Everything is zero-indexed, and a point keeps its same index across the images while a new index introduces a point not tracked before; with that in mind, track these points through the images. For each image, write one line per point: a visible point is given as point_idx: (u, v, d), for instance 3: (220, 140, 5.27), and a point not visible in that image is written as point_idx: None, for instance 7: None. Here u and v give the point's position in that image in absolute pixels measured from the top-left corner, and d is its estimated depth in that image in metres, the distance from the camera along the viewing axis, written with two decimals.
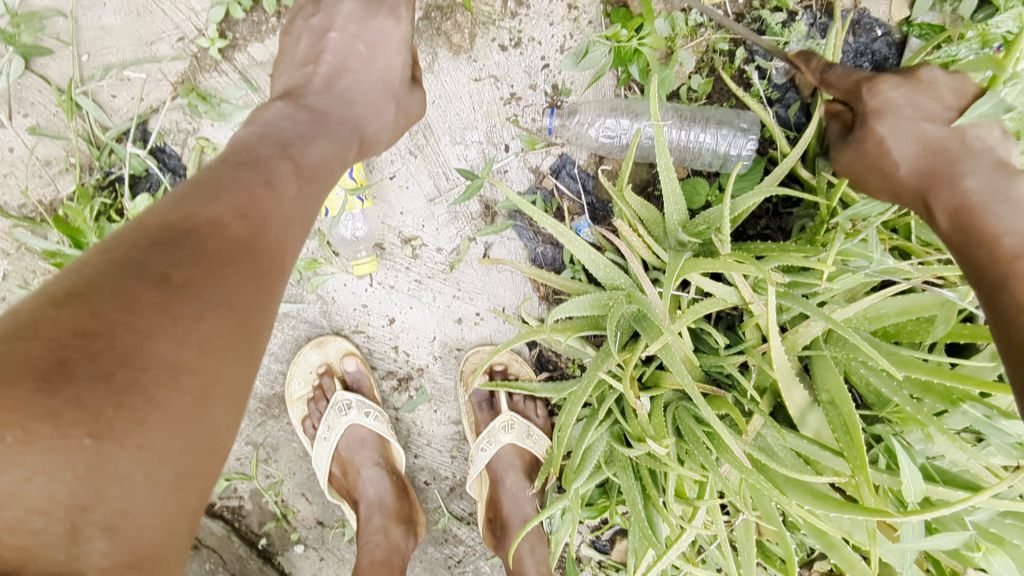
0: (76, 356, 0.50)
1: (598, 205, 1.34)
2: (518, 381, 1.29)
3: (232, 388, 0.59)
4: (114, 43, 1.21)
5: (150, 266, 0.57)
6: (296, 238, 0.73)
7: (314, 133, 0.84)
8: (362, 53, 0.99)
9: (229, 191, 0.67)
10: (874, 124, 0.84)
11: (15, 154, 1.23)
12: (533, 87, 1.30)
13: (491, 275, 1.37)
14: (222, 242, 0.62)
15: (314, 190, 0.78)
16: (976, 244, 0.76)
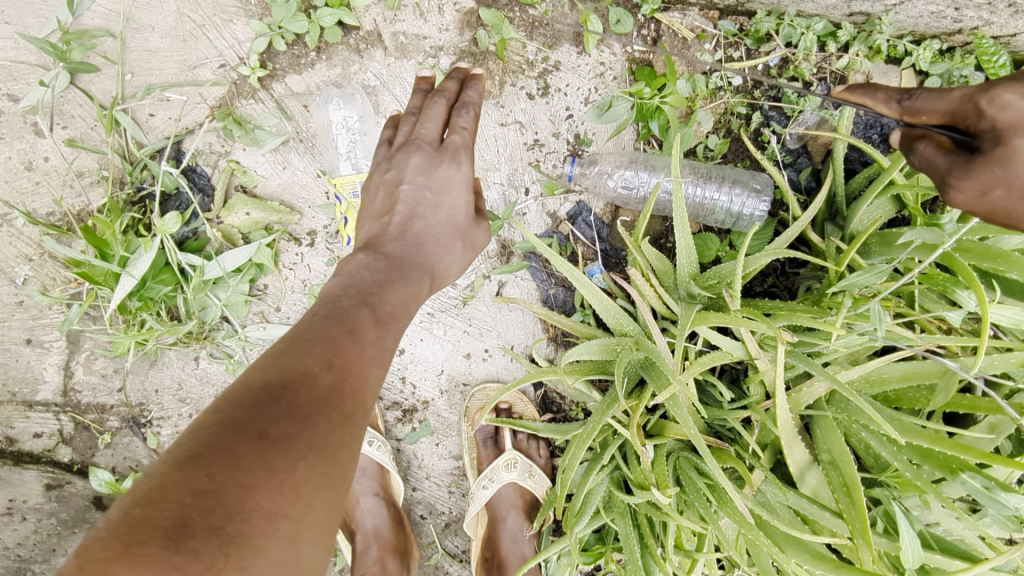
0: (196, 515, 0.55)
1: (611, 253, 1.38)
2: (522, 420, 1.31)
3: (323, 532, 0.62)
4: (158, 65, 1.26)
5: (252, 424, 0.63)
6: (376, 377, 0.79)
7: (389, 279, 0.93)
8: (431, 198, 1.06)
9: (318, 344, 0.75)
10: (1013, 141, 0.69)
11: (49, 164, 1.26)
12: (556, 135, 1.35)
13: (503, 314, 1.39)
14: (313, 393, 0.69)
15: (389, 333, 0.86)
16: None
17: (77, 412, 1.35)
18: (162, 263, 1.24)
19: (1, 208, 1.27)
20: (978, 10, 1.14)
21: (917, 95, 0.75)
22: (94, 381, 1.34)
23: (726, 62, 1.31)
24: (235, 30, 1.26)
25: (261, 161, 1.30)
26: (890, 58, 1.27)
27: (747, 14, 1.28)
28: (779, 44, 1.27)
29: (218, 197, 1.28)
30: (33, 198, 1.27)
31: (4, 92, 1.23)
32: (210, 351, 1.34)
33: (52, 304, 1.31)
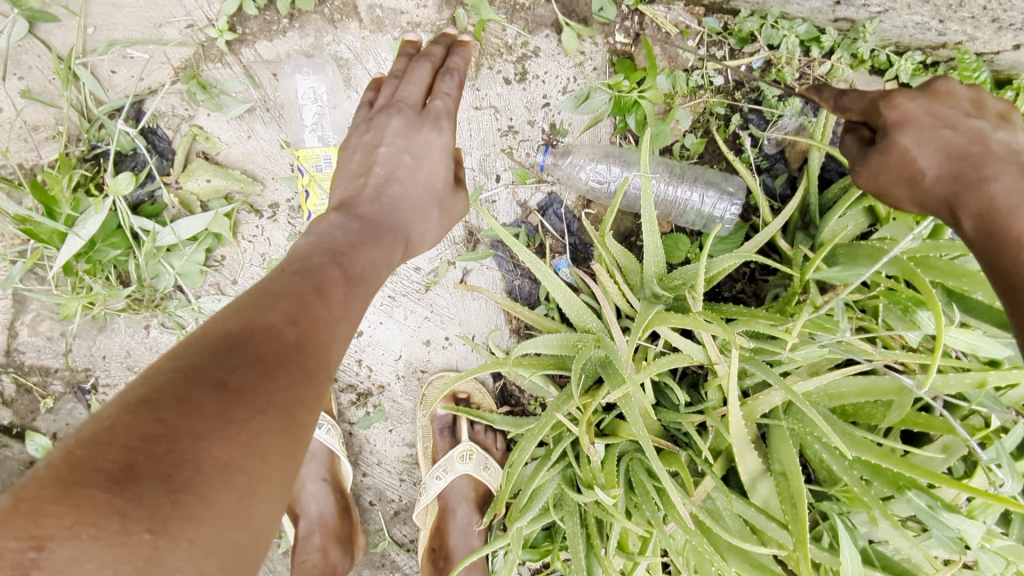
0: (142, 459, 0.51)
1: (580, 247, 1.35)
2: (477, 410, 1.29)
3: (279, 486, 0.59)
4: (122, 21, 1.21)
5: (209, 372, 0.60)
6: (341, 338, 0.76)
7: (361, 243, 0.91)
8: (410, 162, 1.04)
9: (284, 297, 0.72)
10: (898, 136, 0.82)
11: (2, 115, 1.22)
12: (531, 123, 1.32)
13: (466, 302, 1.37)
14: (274, 346, 0.66)
15: (358, 295, 0.83)
16: (1004, 249, 0.74)
17: (20, 373, 1.31)
18: (113, 225, 1.20)
19: None
20: (963, 24, 1.12)
21: (847, 96, 0.88)
22: (39, 343, 1.30)
23: (707, 60, 1.28)
24: None
25: (225, 128, 1.27)
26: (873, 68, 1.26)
27: (732, 13, 1.25)
28: (762, 45, 1.25)
29: (178, 162, 1.24)
30: None
31: None
32: (161, 320, 1.30)
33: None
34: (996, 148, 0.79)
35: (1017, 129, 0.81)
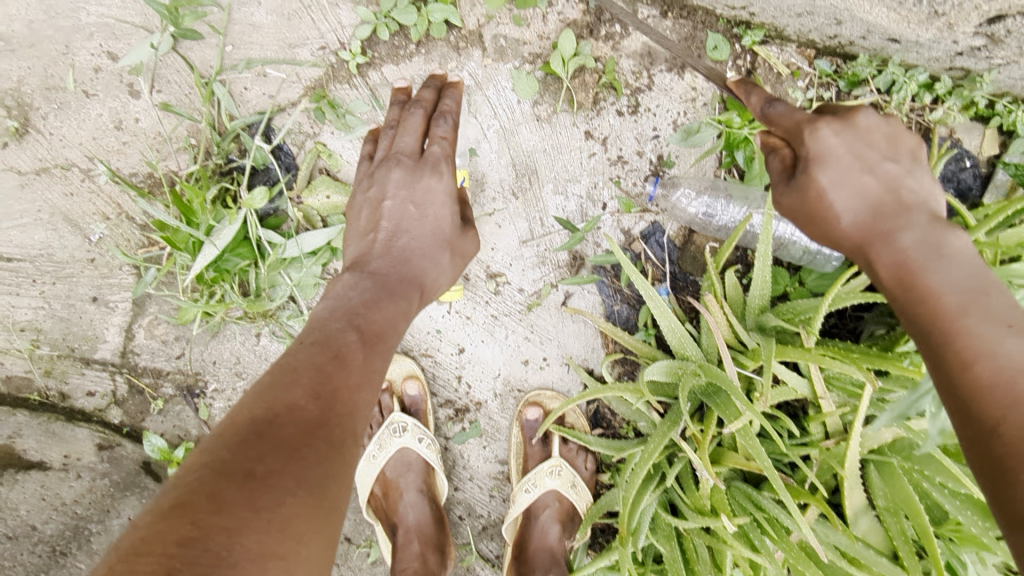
0: (177, 566, 0.52)
1: (679, 276, 1.38)
2: (575, 431, 1.32)
3: (315, 563, 0.61)
4: (259, 41, 1.25)
5: (238, 464, 0.62)
6: (365, 401, 0.78)
7: (374, 299, 0.91)
8: (414, 213, 1.04)
9: (304, 371, 0.74)
10: (816, 173, 0.86)
11: (140, 125, 1.26)
12: (640, 153, 1.34)
13: (566, 324, 1.40)
14: (300, 426, 0.68)
15: (376, 354, 0.85)
16: (921, 301, 0.78)
17: (133, 374, 1.35)
18: (241, 237, 1.24)
19: (87, 163, 1.27)
20: None
21: (776, 107, 0.92)
22: (154, 346, 1.34)
23: (817, 101, 1.32)
24: (340, 14, 1.25)
25: (348, 146, 1.30)
26: (976, 115, 1.32)
27: (846, 57, 1.29)
28: (872, 88, 1.29)
29: (302, 178, 1.28)
30: (118, 157, 1.27)
31: (104, 49, 1.23)
32: (272, 329, 1.33)
33: (123, 265, 1.31)
34: (908, 200, 0.85)
35: (924, 171, 0.88)
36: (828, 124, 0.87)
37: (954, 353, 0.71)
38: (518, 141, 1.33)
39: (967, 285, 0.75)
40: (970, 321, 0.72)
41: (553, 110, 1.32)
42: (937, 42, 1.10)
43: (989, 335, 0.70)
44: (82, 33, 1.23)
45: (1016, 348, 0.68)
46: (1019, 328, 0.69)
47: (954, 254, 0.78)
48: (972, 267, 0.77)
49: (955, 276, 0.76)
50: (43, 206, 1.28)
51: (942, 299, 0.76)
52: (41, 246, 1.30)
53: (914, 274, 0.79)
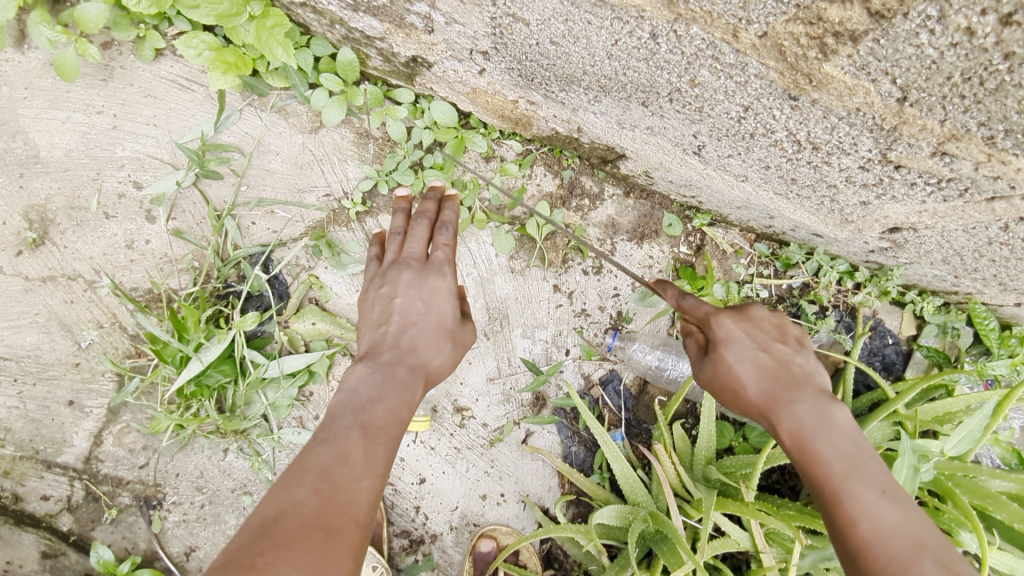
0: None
1: (633, 422, 1.49)
2: (524, 570, 1.34)
3: None
4: (272, 183, 1.42)
5: (242, 557, 0.67)
6: (368, 488, 0.79)
7: (382, 395, 0.91)
8: (421, 307, 1.04)
9: (309, 468, 0.77)
10: (724, 352, 1.00)
11: (149, 246, 1.39)
12: (602, 308, 1.50)
13: (525, 461, 1.46)
14: (300, 521, 0.71)
15: (384, 447, 0.85)
16: (812, 465, 0.89)
17: (91, 481, 1.36)
18: (226, 354, 1.32)
19: (92, 276, 1.38)
20: (974, 282, 1.31)
21: (686, 298, 1.05)
22: (119, 454, 1.37)
23: (757, 276, 1.52)
24: (347, 168, 1.43)
25: (338, 281, 1.43)
26: (893, 300, 1.52)
27: (780, 243, 1.50)
28: (804, 270, 1.50)
29: (292, 305, 1.40)
30: (123, 272, 1.38)
31: (131, 178, 1.38)
32: (240, 446, 1.37)
33: (105, 372, 1.37)
34: (798, 374, 0.97)
35: (809, 354, 1.02)
36: (727, 314, 1.03)
37: (837, 516, 0.84)
38: (493, 288, 1.48)
39: (848, 452, 0.88)
40: (852, 484, 0.85)
41: (527, 264, 1.48)
42: (851, 241, 1.31)
43: (860, 501, 0.83)
44: (114, 164, 1.38)
45: (886, 513, 0.81)
46: (891, 494, 0.83)
47: (838, 426, 0.90)
48: (852, 437, 0.90)
49: (838, 445, 0.89)
50: (42, 310, 1.36)
51: (829, 465, 0.87)
52: (30, 348, 1.36)
53: (806, 442, 0.90)
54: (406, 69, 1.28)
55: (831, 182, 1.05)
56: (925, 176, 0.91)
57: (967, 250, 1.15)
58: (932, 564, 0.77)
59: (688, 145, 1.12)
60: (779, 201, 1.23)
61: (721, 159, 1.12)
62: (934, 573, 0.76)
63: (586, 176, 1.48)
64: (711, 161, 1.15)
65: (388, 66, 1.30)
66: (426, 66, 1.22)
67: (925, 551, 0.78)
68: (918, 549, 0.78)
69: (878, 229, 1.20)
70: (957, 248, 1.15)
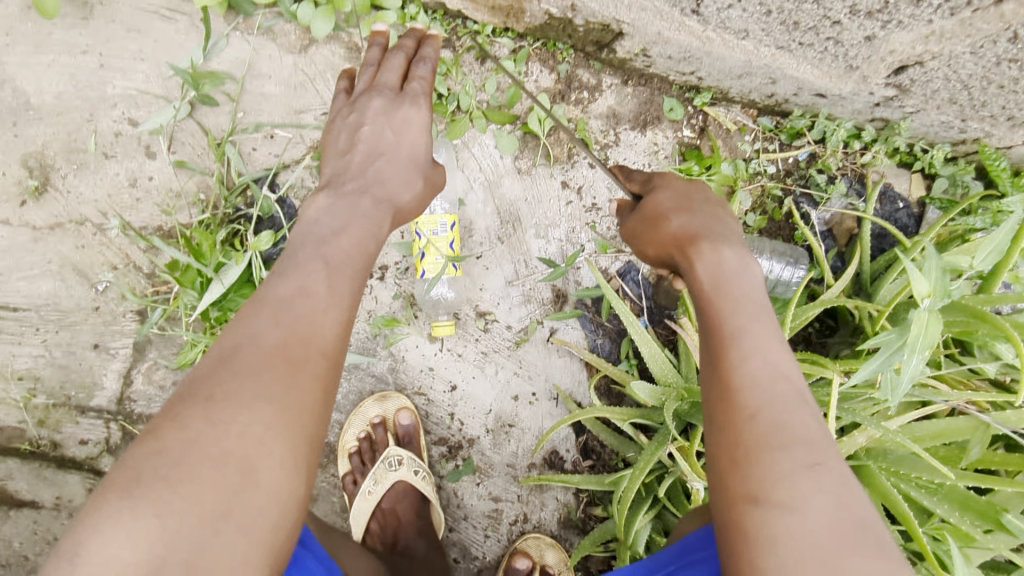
0: (147, 470, 0.60)
1: (655, 310, 1.50)
2: (562, 473, 1.35)
3: (282, 462, 0.64)
4: (267, 107, 1.39)
5: (201, 387, 0.65)
6: (333, 323, 0.73)
7: (347, 226, 0.83)
8: (392, 137, 0.92)
9: (269, 303, 0.72)
10: (658, 197, 0.98)
11: (153, 183, 1.37)
12: (612, 201, 1.49)
13: (553, 358, 1.47)
14: (258, 348, 0.68)
15: (346, 280, 0.77)
16: (722, 299, 0.83)
17: (127, 421, 1.37)
18: (245, 279, 1.33)
19: (100, 218, 1.36)
20: (982, 123, 1.31)
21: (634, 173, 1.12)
22: (151, 392, 1.37)
23: (762, 152, 1.52)
24: None
25: None
26: (901, 163, 1.53)
27: (783, 114, 1.49)
28: (809, 140, 1.50)
29: None
30: (131, 212, 1.37)
31: (126, 116, 1.36)
32: None
33: (126, 312, 1.37)
34: (726, 227, 0.93)
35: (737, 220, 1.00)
36: (677, 177, 1.04)
37: (727, 356, 0.79)
38: (502, 191, 1.47)
39: (757, 300, 0.83)
40: (755, 325, 0.80)
41: (533, 163, 1.47)
42: (857, 94, 1.31)
43: (759, 341, 0.79)
44: (107, 103, 1.35)
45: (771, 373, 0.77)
46: (783, 344, 0.80)
47: (753, 275, 0.86)
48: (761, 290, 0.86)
49: (749, 290, 0.84)
50: (54, 258, 1.36)
51: (741, 303, 0.82)
52: (48, 297, 1.36)
53: (722, 276, 0.84)
54: None
55: (835, 17, 1.04)
56: None
57: (975, 78, 1.14)
58: (811, 412, 0.74)
59: (687, 2, 1.11)
60: (782, 57, 1.22)
61: (721, 13, 1.11)
62: (809, 423, 0.73)
63: (583, 69, 1.46)
64: (710, 18, 1.14)
65: None
66: None
67: (807, 403, 0.75)
68: (799, 398, 0.75)
69: (883, 72, 1.19)
70: (965, 78, 1.14)
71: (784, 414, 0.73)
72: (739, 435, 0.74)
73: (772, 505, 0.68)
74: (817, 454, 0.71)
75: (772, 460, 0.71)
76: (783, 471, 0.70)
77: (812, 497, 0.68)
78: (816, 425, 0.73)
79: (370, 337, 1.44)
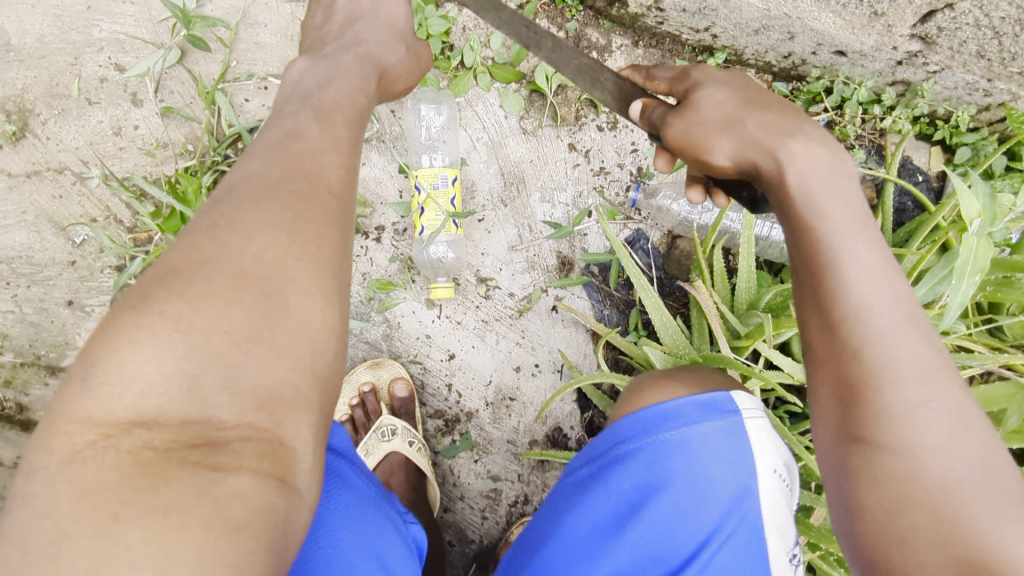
0: (158, 288, 0.52)
1: (666, 281, 1.42)
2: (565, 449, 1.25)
3: (308, 283, 0.57)
4: (262, 57, 1.33)
5: (205, 217, 0.57)
6: (335, 165, 0.64)
7: (332, 80, 0.75)
8: (368, 5, 0.87)
9: (259, 146, 0.63)
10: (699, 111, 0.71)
11: (138, 132, 1.30)
12: (621, 165, 1.42)
13: (558, 328, 1.39)
14: (262, 179, 0.60)
15: (341, 127, 0.69)
16: (809, 226, 0.62)
17: None
18: None
19: (80, 167, 1.29)
20: (1009, 83, 1.26)
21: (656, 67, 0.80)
22: None
23: None
24: None
25: None
26: (920, 134, 1.46)
27: (800, 78, 1.44)
28: (827, 107, 1.43)
29: None
30: (114, 162, 1.30)
31: (112, 61, 1.29)
32: None
33: (103, 268, 1.29)
34: (805, 128, 0.67)
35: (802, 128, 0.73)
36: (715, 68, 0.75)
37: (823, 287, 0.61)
38: (506, 152, 1.40)
39: (853, 211, 0.62)
40: (854, 242, 0.61)
41: (539, 124, 1.41)
42: (879, 50, 1.25)
43: (860, 264, 0.60)
44: (92, 47, 1.28)
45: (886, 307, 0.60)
46: (888, 263, 0.61)
47: (848, 178, 0.65)
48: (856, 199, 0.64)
49: (842, 198, 0.62)
50: (29, 208, 1.28)
51: (835, 214, 0.62)
52: (22, 248, 1.27)
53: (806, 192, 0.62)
54: None
55: None
56: None
57: (1008, 23, 1.09)
58: (922, 340, 0.59)
59: None
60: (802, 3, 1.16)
61: None
62: (922, 351, 0.59)
63: (592, 28, 1.40)
64: None
65: None
66: None
67: (920, 325, 0.59)
68: (911, 321, 0.59)
69: (909, 21, 1.15)
70: (996, 23, 1.10)
71: (892, 352, 0.58)
72: (844, 372, 0.60)
73: (878, 451, 0.59)
74: (932, 386, 0.58)
75: (886, 408, 0.58)
76: (893, 411, 0.58)
77: (930, 442, 0.57)
78: (930, 353, 0.59)
79: (364, 301, 1.35)
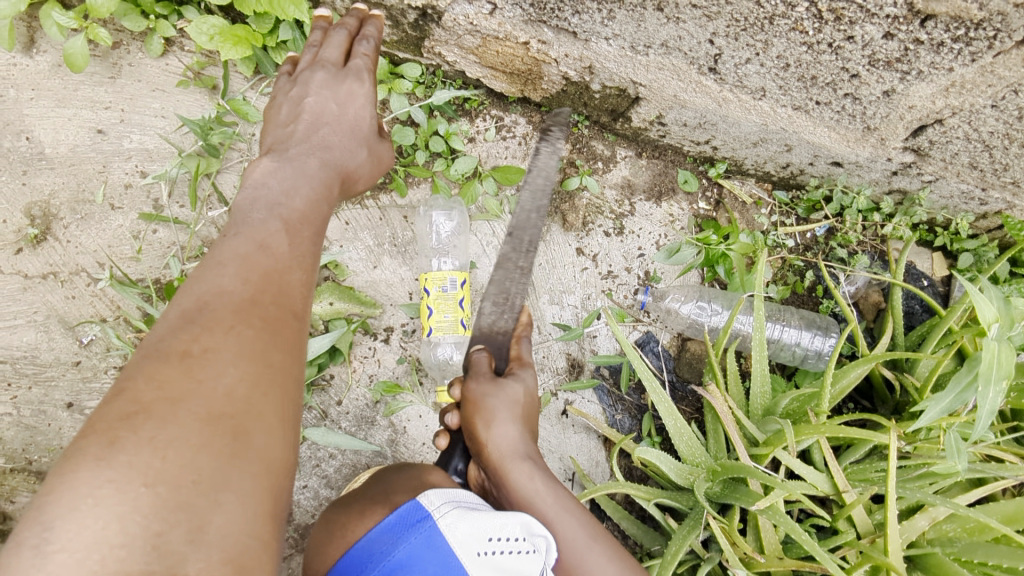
0: (124, 433, 0.52)
1: (677, 383, 1.42)
2: None
3: (275, 418, 0.59)
4: None
5: (171, 348, 0.59)
6: (300, 282, 0.71)
7: (296, 187, 0.84)
8: (335, 108, 0.98)
9: (229, 261, 0.68)
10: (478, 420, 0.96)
11: (156, 236, 1.33)
12: (628, 269, 1.45)
13: (568, 434, 1.37)
14: (231, 305, 0.64)
15: (306, 241, 0.77)
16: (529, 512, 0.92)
17: None
18: None
19: (95, 270, 1.31)
20: (1003, 192, 1.29)
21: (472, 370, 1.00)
22: None
23: (780, 225, 1.50)
24: None
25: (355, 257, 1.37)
26: (921, 241, 1.50)
27: (799, 187, 1.49)
28: (827, 214, 1.48)
29: None
30: (130, 264, 1.32)
31: (138, 169, 1.35)
32: None
33: (108, 368, 1.29)
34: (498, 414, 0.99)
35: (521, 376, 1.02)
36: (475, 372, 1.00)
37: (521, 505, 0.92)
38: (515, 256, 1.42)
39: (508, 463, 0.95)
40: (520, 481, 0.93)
41: (547, 229, 1.44)
42: (874, 161, 1.30)
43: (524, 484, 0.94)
44: (121, 156, 1.34)
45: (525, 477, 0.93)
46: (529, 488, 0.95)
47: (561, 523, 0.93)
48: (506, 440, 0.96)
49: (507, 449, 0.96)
50: (41, 308, 1.29)
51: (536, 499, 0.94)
52: (28, 348, 1.27)
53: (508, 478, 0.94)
54: (414, 34, 1.29)
55: (853, 70, 1.06)
56: (952, 28, 0.92)
57: (997, 137, 1.13)
58: None
59: (704, 59, 1.13)
60: (798, 118, 1.23)
61: (737, 69, 1.13)
62: None
63: (597, 140, 1.47)
64: (727, 75, 1.16)
65: (396, 34, 1.30)
66: (436, 20, 1.22)
67: None
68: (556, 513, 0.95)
69: (902, 134, 1.19)
70: (985, 138, 1.14)
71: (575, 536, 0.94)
72: None
73: None
74: None
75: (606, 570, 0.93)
76: None
77: None
78: None
79: (371, 405, 1.33)
